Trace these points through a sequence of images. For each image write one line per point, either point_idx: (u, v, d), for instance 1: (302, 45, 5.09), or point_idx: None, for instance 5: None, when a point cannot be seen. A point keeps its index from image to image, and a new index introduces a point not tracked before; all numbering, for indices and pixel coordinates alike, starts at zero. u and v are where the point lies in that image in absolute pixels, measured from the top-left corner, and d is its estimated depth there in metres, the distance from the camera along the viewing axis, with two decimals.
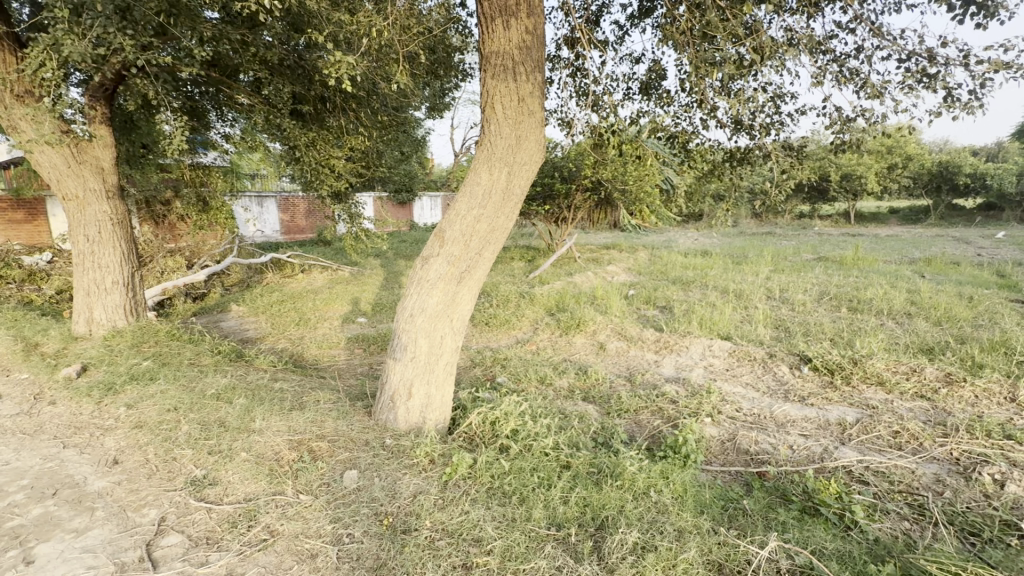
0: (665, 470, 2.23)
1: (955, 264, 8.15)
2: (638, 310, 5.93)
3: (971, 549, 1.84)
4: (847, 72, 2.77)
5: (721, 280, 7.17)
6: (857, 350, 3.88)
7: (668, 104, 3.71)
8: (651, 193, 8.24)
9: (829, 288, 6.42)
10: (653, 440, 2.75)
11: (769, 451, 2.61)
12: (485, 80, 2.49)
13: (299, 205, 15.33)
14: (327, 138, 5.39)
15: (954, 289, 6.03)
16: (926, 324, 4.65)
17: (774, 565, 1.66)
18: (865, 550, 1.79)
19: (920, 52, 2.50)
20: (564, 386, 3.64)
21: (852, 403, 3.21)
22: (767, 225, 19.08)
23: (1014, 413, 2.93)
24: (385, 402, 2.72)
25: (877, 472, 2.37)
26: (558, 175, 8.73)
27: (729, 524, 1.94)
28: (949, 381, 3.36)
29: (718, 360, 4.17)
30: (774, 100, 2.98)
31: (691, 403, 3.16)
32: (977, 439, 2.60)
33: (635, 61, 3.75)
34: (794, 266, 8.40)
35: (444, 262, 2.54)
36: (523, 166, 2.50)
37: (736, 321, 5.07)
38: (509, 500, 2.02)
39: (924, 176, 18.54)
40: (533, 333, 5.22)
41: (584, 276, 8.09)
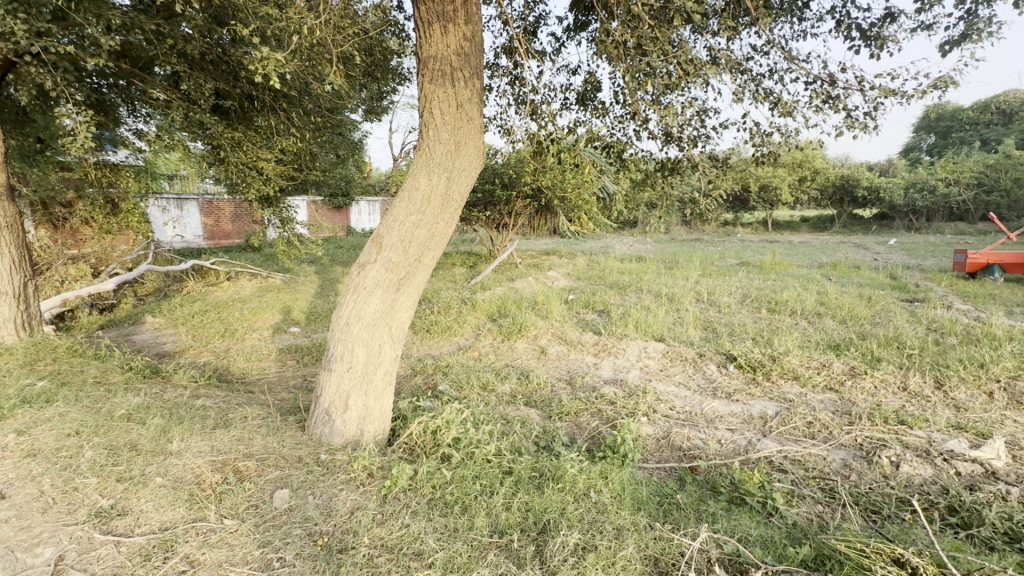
0: (605, 469, 2.30)
1: (856, 267, 9.04)
2: (577, 314, 6.08)
3: (873, 526, 2.03)
4: (763, 91, 3.00)
5: (654, 284, 7.50)
6: (776, 349, 4.18)
7: (603, 116, 3.84)
8: (589, 201, 8.48)
9: (750, 290, 6.90)
10: (593, 441, 2.83)
11: (700, 446, 2.76)
12: (422, 84, 2.46)
13: (225, 209, 14.40)
14: (255, 138, 5.11)
15: (856, 290, 6.68)
16: (833, 322, 5.11)
17: (705, 555, 1.74)
18: (784, 534, 1.92)
19: (824, 77, 2.77)
20: (507, 392, 3.65)
21: (772, 398, 3.46)
22: (695, 232, 20.23)
23: (906, 401, 3.28)
24: (319, 416, 2.60)
25: (794, 460, 2.57)
26: (499, 181, 8.65)
27: (664, 519, 2.02)
28: (854, 374, 3.72)
29: (653, 360, 4.36)
30: (700, 115, 3.18)
31: (628, 404, 3.27)
32: (877, 426, 2.89)
33: (571, 72, 3.87)
34: (719, 270, 8.96)
35: (382, 268, 2.47)
36: (462, 172, 2.50)
37: (669, 323, 5.33)
38: (451, 510, 2.00)
39: (829, 188, 20.46)
40: (475, 339, 5.20)
41: (525, 281, 8.19)
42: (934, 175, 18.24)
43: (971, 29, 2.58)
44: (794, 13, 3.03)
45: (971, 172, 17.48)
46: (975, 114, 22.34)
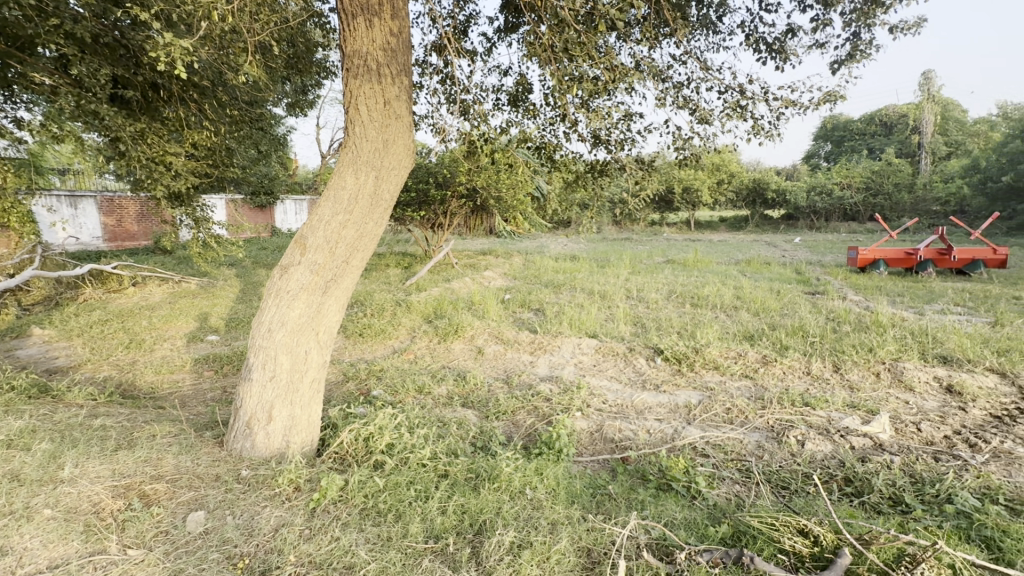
0: (540, 466, 2.33)
1: (767, 263, 9.85)
2: (513, 313, 6.13)
3: (782, 500, 2.22)
4: (682, 98, 3.19)
5: (587, 283, 7.72)
6: (698, 341, 4.45)
7: (534, 117, 3.90)
8: (523, 201, 8.58)
9: (676, 286, 7.30)
10: (529, 439, 2.86)
11: (630, 437, 2.87)
12: (347, 79, 2.38)
13: (129, 207, 13.12)
14: (162, 131, 4.69)
15: (767, 285, 7.26)
16: (748, 315, 5.53)
17: (635, 541, 1.81)
18: (707, 515, 2.05)
19: (734, 87, 3.00)
20: (443, 394, 3.60)
21: (695, 387, 3.68)
22: (625, 232, 21.08)
23: (810, 384, 3.62)
24: (239, 430, 2.43)
25: (714, 445, 2.74)
26: (433, 181, 8.53)
27: (597, 510, 2.08)
28: (766, 362, 4.03)
29: (586, 356, 4.49)
30: (626, 119, 3.32)
31: (564, 400, 3.34)
32: (785, 408, 3.16)
33: (502, 73, 3.90)
34: (647, 268, 9.38)
35: (306, 271, 2.35)
36: (391, 171, 2.43)
37: (601, 319, 5.51)
38: (384, 519, 1.94)
39: (744, 190, 22.09)
40: (410, 342, 5.09)
41: (462, 281, 8.14)
42: (830, 179, 20.23)
43: (855, 50, 2.89)
44: (709, 27, 3.26)
45: (861, 177, 19.58)
46: (862, 126, 25.06)
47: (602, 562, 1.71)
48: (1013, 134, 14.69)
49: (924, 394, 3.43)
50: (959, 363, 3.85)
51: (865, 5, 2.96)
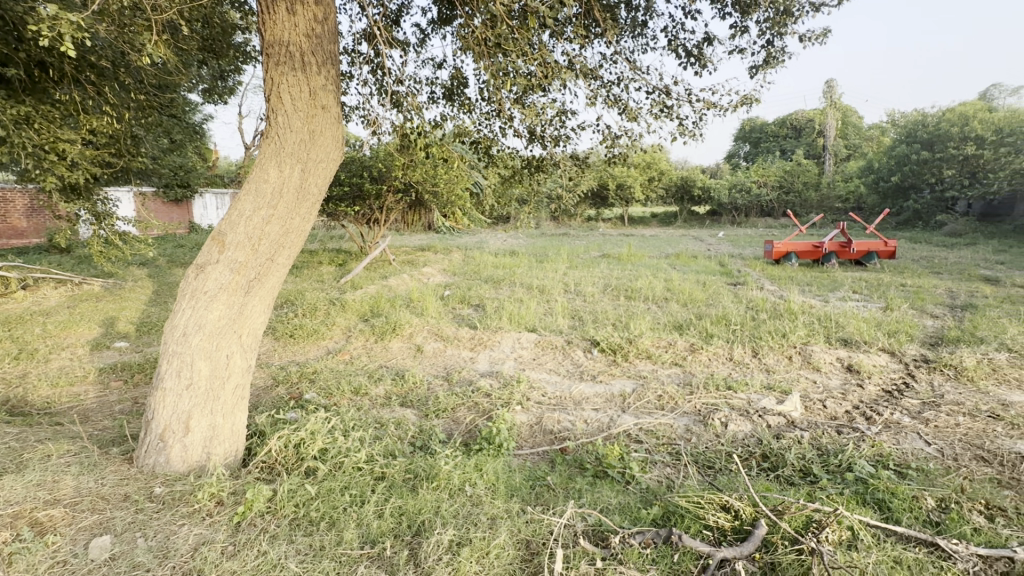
0: (479, 462, 2.33)
1: (694, 257, 10.44)
2: (452, 309, 6.07)
3: (708, 478, 2.36)
4: (613, 97, 3.29)
5: (526, 278, 7.80)
6: (632, 332, 4.62)
7: (470, 112, 3.88)
8: (461, 196, 8.52)
9: (611, 280, 7.56)
10: (470, 435, 2.86)
11: (568, 428, 2.94)
12: (267, 66, 2.24)
13: (15, 201, 11.65)
14: (53, 115, 4.20)
15: (694, 277, 7.68)
16: (677, 305, 5.84)
17: (572, 529, 1.85)
18: (639, 498, 2.14)
19: (661, 89, 3.14)
20: (381, 394, 3.51)
21: (629, 375, 3.84)
22: (562, 227, 21.50)
23: (732, 368, 3.89)
24: (150, 444, 2.23)
25: (647, 430, 2.87)
26: (368, 174, 8.21)
27: (536, 501, 2.11)
28: (693, 350, 4.27)
29: (526, 350, 4.54)
30: (560, 116, 3.38)
31: (504, 394, 3.36)
32: (711, 393, 3.36)
33: (437, 66, 3.84)
34: (584, 263, 9.62)
35: (226, 269, 2.19)
36: (319, 163, 2.32)
37: (540, 313, 5.58)
38: (317, 527, 1.87)
39: (673, 187, 23.20)
40: (345, 342, 4.90)
41: (399, 278, 7.95)
42: (749, 178, 21.72)
43: (769, 57, 3.11)
44: (637, 29, 3.38)
45: (775, 176, 21.19)
46: (775, 129, 27.12)
47: (540, 553, 1.73)
48: (900, 139, 16.47)
49: (829, 373, 3.79)
50: (857, 344, 4.28)
51: (777, 15, 3.19)
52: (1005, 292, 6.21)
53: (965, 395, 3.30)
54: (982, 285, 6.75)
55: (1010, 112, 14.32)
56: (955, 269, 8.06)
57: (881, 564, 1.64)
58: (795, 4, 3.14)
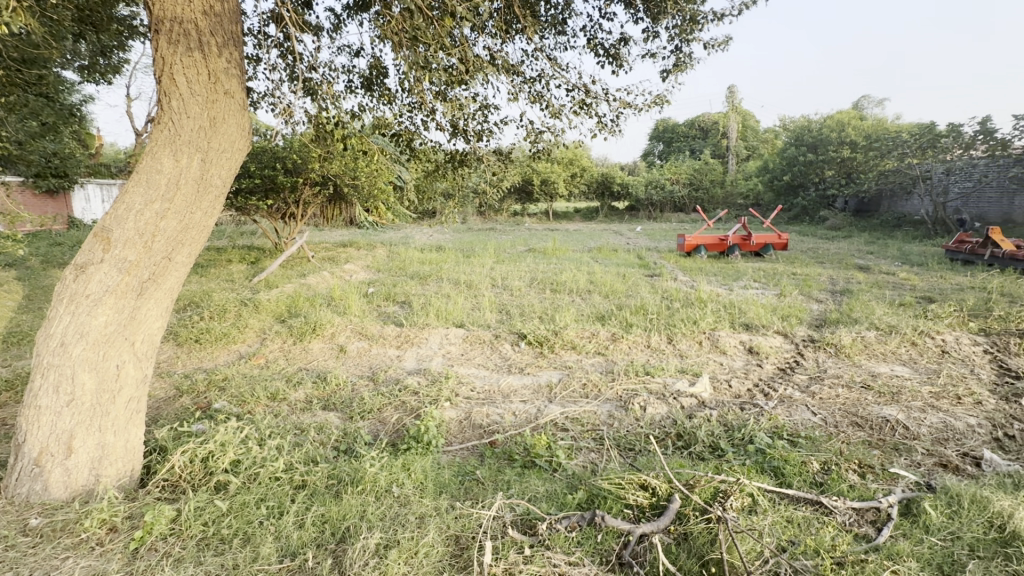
0: (407, 461, 2.29)
1: (614, 250, 10.93)
2: (377, 307, 5.88)
3: (629, 460, 2.49)
4: (535, 93, 3.34)
5: (453, 273, 7.74)
6: (557, 325, 4.75)
7: (390, 103, 3.78)
8: (385, 190, 8.27)
9: (537, 274, 7.71)
10: (397, 435, 2.79)
11: (497, 421, 2.97)
12: (157, 45, 2.02)
13: None
14: None
15: (614, 269, 8.03)
16: (599, 297, 6.08)
17: (501, 521, 1.87)
18: (565, 484, 2.21)
19: (580, 87, 3.23)
20: (301, 398, 3.33)
21: (556, 366, 3.95)
22: (489, 222, 21.55)
23: (650, 355, 4.14)
24: (22, 471, 1.94)
25: (572, 418, 2.98)
26: (281, 166, 7.62)
27: (465, 496, 2.11)
28: (615, 339, 4.48)
29: (454, 346, 4.51)
30: (483, 110, 3.39)
31: (432, 391, 3.32)
32: (631, 378, 3.55)
33: (354, 54, 3.69)
34: (510, 257, 9.70)
35: (113, 270, 1.96)
36: (222, 153, 2.14)
37: (468, 309, 5.56)
38: (230, 545, 1.74)
39: (594, 183, 24.03)
40: (260, 345, 4.58)
41: (319, 276, 7.56)
42: (664, 175, 23.06)
43: (679, 62, 3.32)
44: (557, 28, 3.45)
45: (686, 174, 22.64)
46: (686, 129, 28.98)
47: (469, 547, 1.74)
48: (790, 142, 18.23)
49: (733, 355, 4.14)
50: (757, 328, 4.72)
51: (684, 23, 3.41)
52: (873, 278, 7.13)
53: (843, 368, 3.77)
54: (856, 272, 7.69)
55: (876, 121, 16.37)
56: (835, 258, 9.10)
57: (776, 525, 1.83)
58: (700, 13, 3.38)
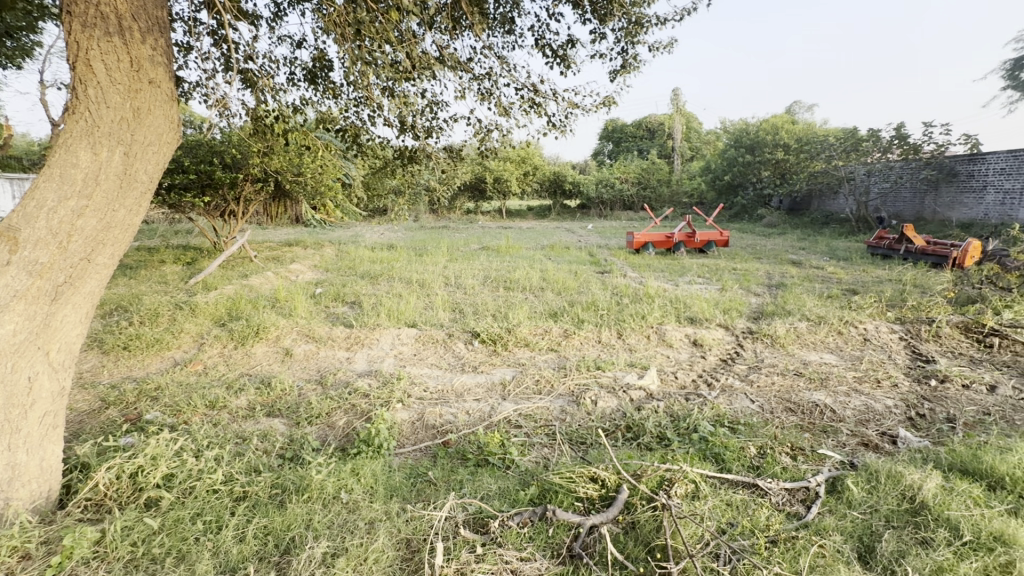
0: (356, 465, 2.23)
1: (566, 247, 11.11)
2: (326, 308, 5.69)
3: (580, 454, 2.54)
4: (485, 91, 3.34)
5: (405, 272, 7.61)
6: (511, 322, 4.77)
7: (336, 98, 3.67)
8: (332, 186, 8.01)
9: (490, 272, 7.72)
10: (347, 439, 2.72)
11: (450, 421, 2.95)
12: (69, 27, 1.86)
13: None
14: None
15: (567, 267, 8.16)
16: (552, 294, 6.17)
17: (453, 521, 1.85)
18: (518, 480, 2.23)
19: (529, 86, 3.27)
20: (243, 405, 3.17)
21: (509, 364, 3.97)
22: (442, 220, 21.31)
23: (601, 350, 4.24)
24: None
25: (525, 415, 3.00)
26: (219, 160, 7.19)
27: (417, 498, 2.08)
28: (567, 335, 4.55)
29: (406, 347, 4.43)
30: (431, 107, 3.35)
31: (383, 393, 3.25)
32: (583, 373, 3.62)
33: (295, 45, 3.55)
34: (464, 255, 9.64)
35: (20, 273, 1.76)
36: (148, 147, 2.02)
37: (420, 308, 5.49)
38: (162, 565, 1.64)
39: (546, 182, 24.26)
40: (197, 350, 4.32)
41: (262, 276, 7.22)
42: (613, 173, 23.64)
43: (625, 63, 3.40)
44: (506, 26, 3.46)
45: (634, 173, 23.28)
46: (634, 130, 29.81)
47: (421, 549, 1.72)
48: (730, 144, 19.14)
49: (679, 348, 4.31)
50: (701, 321, 4.93)
51: (630, 26, 3.50)
52: (805, 273, 7.62)
53: (778, 358, 4.00)
54: (790, 267, 8.19)
55: (807, 125, 17.47)
56: (771, 254, 9.66)
57: (716, 508, 1.93)
58: (645, 17, 3.48)
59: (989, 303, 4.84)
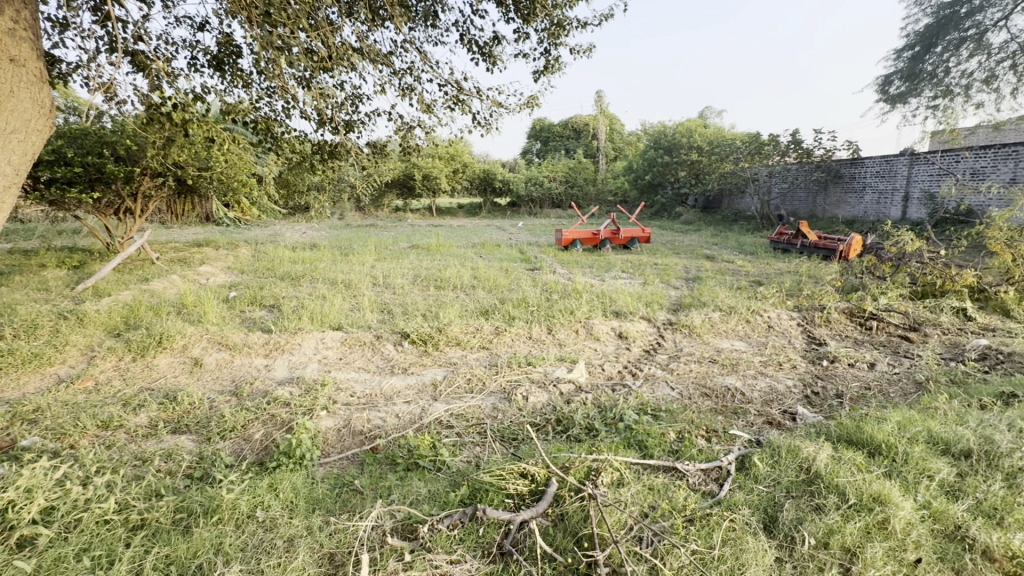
0: (275, 480, 2.09)
1: (497, 245, 11.14)
2: (241, 312, 5.29)
3: (511, 450, 2.56)
4: (407, 86, 3.25)
5: (330, 272, 7.27)
6: (441, 322, 4.71)
7: (246, 87, 3.42)
8: (247, 182, 7.48)
9: (420, 271, 7.56)
10: (265, 453, 2.54)
11: (379, 425, 2.85)
12: None
13: None
14: None
15: (497, 264, 8.18)
16: (483, 292, 6.16)
17: (380, 530, 1.79)
18: (448, 482, 2.20)
19: (452, 83, 3.22)
20: (143, 423, 2.87)
21: (441, 363, 3.91)
22: (369, 218, 20.56)
23: (532, 346, 4.30)
24: None
25: (457, 415, 2.97)
26: (110, 152, 6.41)
27: (342, 509, 1.99)
28: (498, 332, 4.57)
29: (331, 351, 4.24)
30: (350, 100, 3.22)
31: (306, 401, 3.08)
32: (514, 370, 3.65)
33: (197, 27, 3.26)
34: (392, 255, 9.36)
35: None
36: (13, 134, 1.90)
37: (346, 309, 5.27)
38: None
39: (476, 180, 24.17)
40: (87, 365, 3.84)
41: (166, 280, 6.58)
42: (542, 172, 24.02)
43: (548, 65, 3.47)
44: (428, 20, 3.39)
45: (562, 172, 23.81)
46: (561, 129, 30.50)
47: (345, 563, 1.65)
48: (650, 144, 20.13)
49: (606, 341, 4.48)
50: (626, 315, 5.15)
51: (552, 27, 3.56)
52: (717, 266, 8.19)
53: (695, 346, 4.28)
54: (704, 261, 8.78)
55: (717, 129, 18.80)
56: (688, 250, 10.30)
57: (639, 493, 2.02)
58: (567, 20, 3.56)
59: (868, 291, 5.47)
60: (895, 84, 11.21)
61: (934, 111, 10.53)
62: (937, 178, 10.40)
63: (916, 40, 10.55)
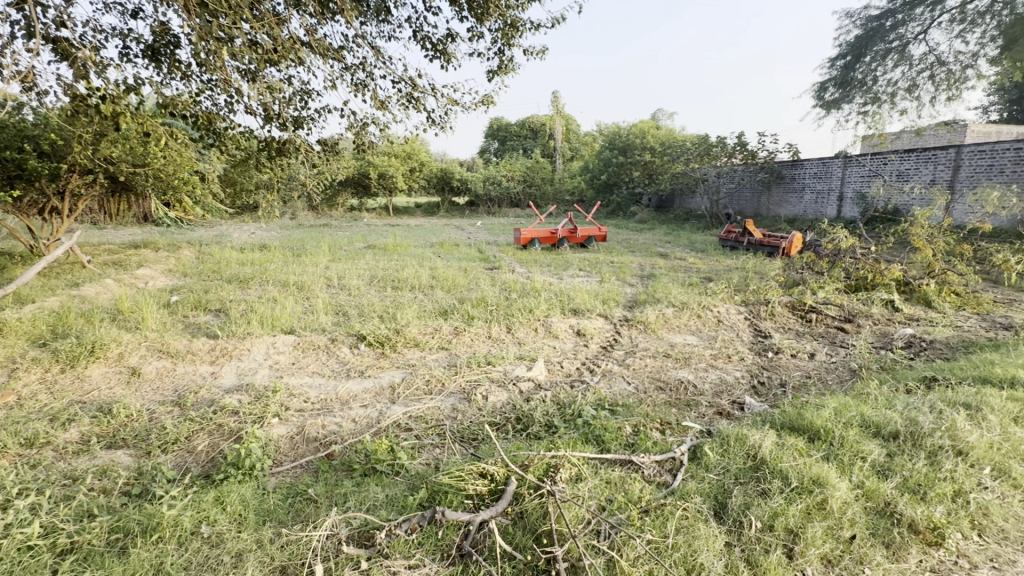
0: (222, 493, 1.99)
1: (456, 245, 11.05)
2: (183, 317, 5.01)
3: (471, 450, 2.55)
4: (358, 82, 3.17)
5: (281, 274, 6.99)
6: (399, 323, 4.62)
7: (185, 79, 3.23)
8: (188, 180, 7.09)
9: (377, 271, 7.40)
10: (211, 464, 2.42)
11: (335, 431, 2.77)
12: None
13: None
14: None
15: (456, 264, 8.12)
16: (442, 292, 6.09)
17: (335, 539, 1.74)
18: (406, 486, 2.16)
19: (406, 80, 3.17)
20: (74, 439, 2.67)
21: (399, 365, 3.84)
22: (322, 218, 19.92)
23: (492, 345, 4.29)
24: None
25: (415, 417, 2.92)
26: (32, 146, 5.94)
27: (295, 519, 1.92)
28: (457, 332, 4.53)
29: (283, 355, 4.08)
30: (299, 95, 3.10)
31: (256, 408, 2.95)
32: (473, 370, 3.64)
33: (129, 14, 3.05)
34: (347, 255, 9.12)
35: None
36: None
37: (298, 312, 5.08)
38: None
39: (434, 179, 23.88)
40: (6, 378, 3.52)
41: (98, 285, 6.14)
42: (500, 171, 24.02)
43: (502, 65, 3.46)
44: (381, 15, 3.32)
45: (520, 172, 23.90)
46: (518, 129, 30.62)
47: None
48: (605, 145, 20.54)
49: (564, 338, 4.53)
50: (583, 313, 5.22)
51: (506, 28, 3.57)
52: (670, 264, 8.45)
53: (650, 342, 4.40)
54: (658, 259, 9.04)
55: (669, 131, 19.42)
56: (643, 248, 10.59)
57: (597, 488, 2.05)
58: (520, 20, 3.57)
59: (807, 285, 5.80)
60: (830, 91, 11.92)
61: (864, 116, 11.27)
62: (867, 179, 11.16)
63: (847, 49, 11.26)
